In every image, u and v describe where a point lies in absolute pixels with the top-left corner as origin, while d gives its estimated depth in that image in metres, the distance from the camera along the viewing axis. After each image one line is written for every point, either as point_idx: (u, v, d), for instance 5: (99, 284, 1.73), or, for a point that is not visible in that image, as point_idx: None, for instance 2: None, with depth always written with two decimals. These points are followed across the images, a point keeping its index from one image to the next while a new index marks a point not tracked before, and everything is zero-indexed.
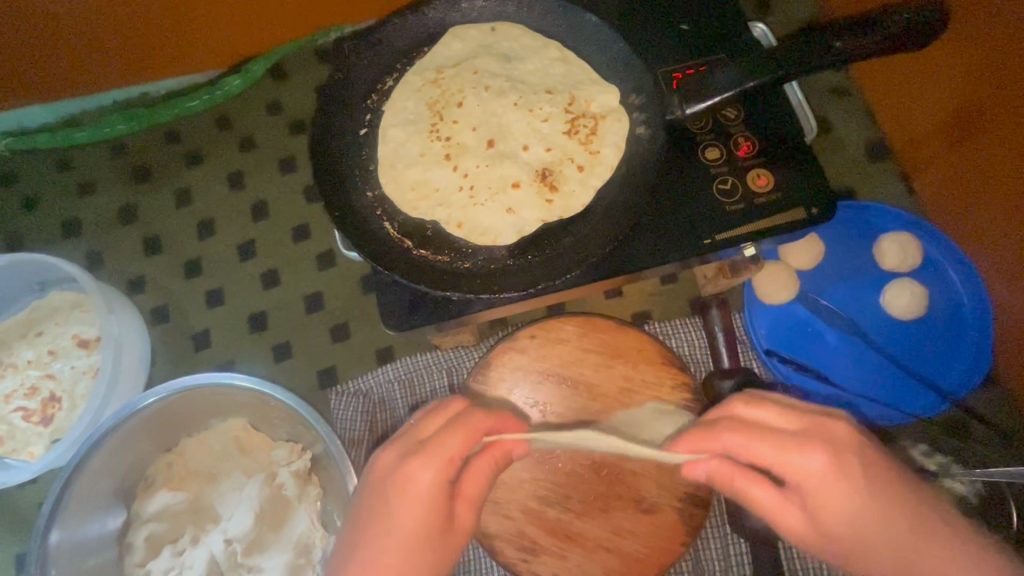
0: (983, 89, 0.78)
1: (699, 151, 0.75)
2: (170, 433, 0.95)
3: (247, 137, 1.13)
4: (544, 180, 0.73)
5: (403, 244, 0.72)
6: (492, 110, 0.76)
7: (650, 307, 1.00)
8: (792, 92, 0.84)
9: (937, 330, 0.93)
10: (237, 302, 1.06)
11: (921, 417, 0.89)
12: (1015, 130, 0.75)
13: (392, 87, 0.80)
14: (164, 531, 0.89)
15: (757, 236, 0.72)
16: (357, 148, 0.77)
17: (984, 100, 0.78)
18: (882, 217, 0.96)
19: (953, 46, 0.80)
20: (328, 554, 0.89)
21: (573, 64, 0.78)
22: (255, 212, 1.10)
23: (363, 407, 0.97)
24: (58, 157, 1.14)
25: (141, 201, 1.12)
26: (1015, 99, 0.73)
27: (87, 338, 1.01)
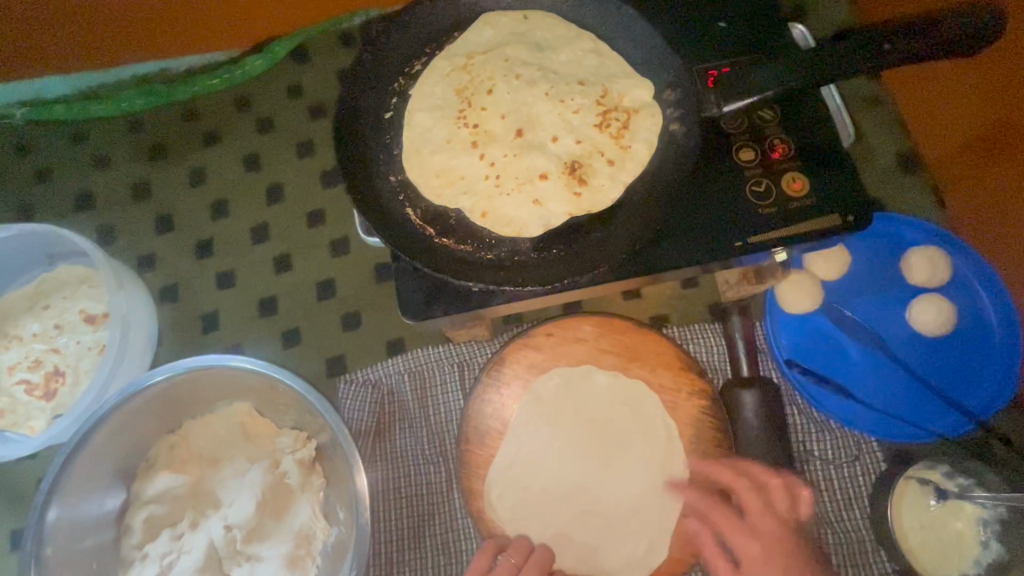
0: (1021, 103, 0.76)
1: (733, 152, 0.73)
2: (174, 413, 0.93)
3: (266, 118, 1.12)
4: (573, 173, 0.71)
5: (425, 232, 0.70)
6: (523, 99, 0.74)
7: (668, 310, 0.98)
8: (828, 97, 0.82)
9: (964, 348, 0.90)
10: (248, 285, 1.04)
11: (945, 437, 0.86)
12: None
13: (420, 71, 0.78)
14: (164, 513, 0.87)
15: (790, 241, 0.70)
16: (381, 132, 0.75)
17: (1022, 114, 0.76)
18: (911, 230, 0.94)
19: (999, 60, 0.77)
20: (329, 547, 0.89)
21: (607, 57, 0.76)
22: (270, 195, 1.08)
23: (371, 398, 0.95)
24: (74, 130, 1.12)
25: (155, 178, 1.10)
26: None
27: (95, 314, 1.00)
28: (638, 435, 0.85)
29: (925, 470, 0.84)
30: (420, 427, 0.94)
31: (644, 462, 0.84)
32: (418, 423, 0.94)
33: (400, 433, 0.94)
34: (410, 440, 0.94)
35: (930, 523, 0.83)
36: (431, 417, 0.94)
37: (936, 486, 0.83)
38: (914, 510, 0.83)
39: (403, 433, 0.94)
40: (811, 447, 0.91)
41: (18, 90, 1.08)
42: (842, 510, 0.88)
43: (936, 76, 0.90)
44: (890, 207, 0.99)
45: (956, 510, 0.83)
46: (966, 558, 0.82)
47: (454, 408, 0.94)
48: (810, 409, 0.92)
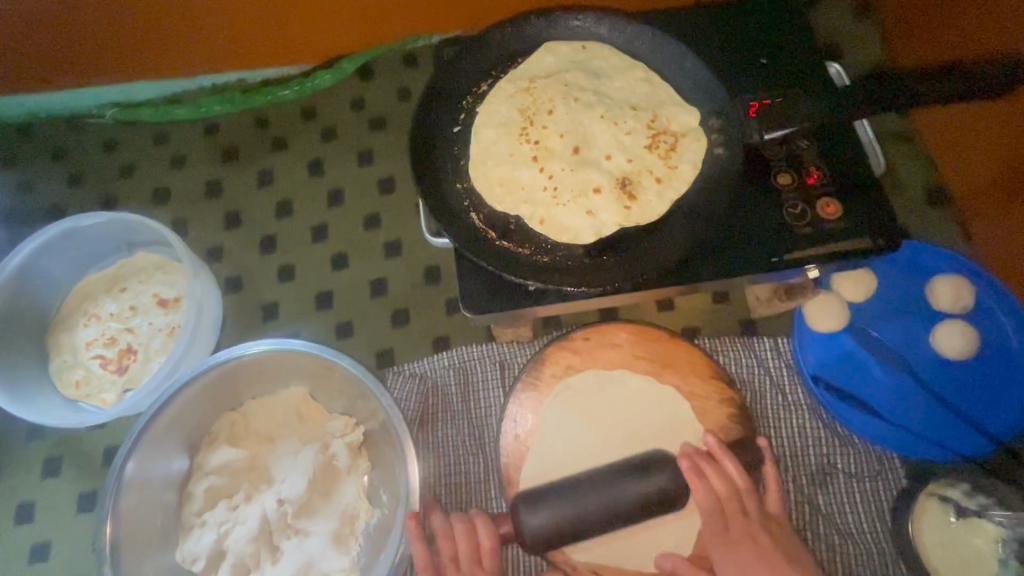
0: None
1: (772, 176, 0.79)
2: (235, 394, 1.00)
3: (331, 127, 1.21)
4: (624, 188, 0.78)
5: (487, 235, 0.78)
6: (580, 120, 0.82)
7: (700, 323, 1.04)
8: (861, 130, 0.89)
9: (986, 374, 0.94)
10: (307, 279, 1.12)
11: (966, 456, 0.90)
12: None
13: (486, 92, 0.86)
14: (222, 485, 0.93)
15: (823, 260, 0.76)
16: (450, 144, 0.83)
17: None
18: (936, 259, 0.99)
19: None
20: (371, 527, 0.94)
21: (657, 86, 0.84)
22: (331, 198, 1.17)
23: (417, 390, 1.01)
24: (156, 130, 1.23)
25: (227, 177, 1.20)
26: None
27: (167, 298, 1.08)
28: (669, 438, 0.90)
29: (946, 487, 0.87)
30: (462, 420, 1.00)
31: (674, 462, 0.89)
32: (460, 415, 1.00)
33: (443, 425, 1.00)
34: (451, 432, 1.00)
35: (947, 539, 0.86)
36: (472, 411, 1.00)
37: (956, 504, 0.86)
38: (933, 525, 0.86)
39: (445, 425, 1.00)
40: (835, 460, 0.95)
41: (111, 93, 1.20)
42: (864, 522, 0.92)
43: (965, 115, 0.97)
44: (917, 236, 1.04)
45: (975, 528, 0.86)
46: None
47: (494, 404, 1.00)
48: (835, 424, 0.96)
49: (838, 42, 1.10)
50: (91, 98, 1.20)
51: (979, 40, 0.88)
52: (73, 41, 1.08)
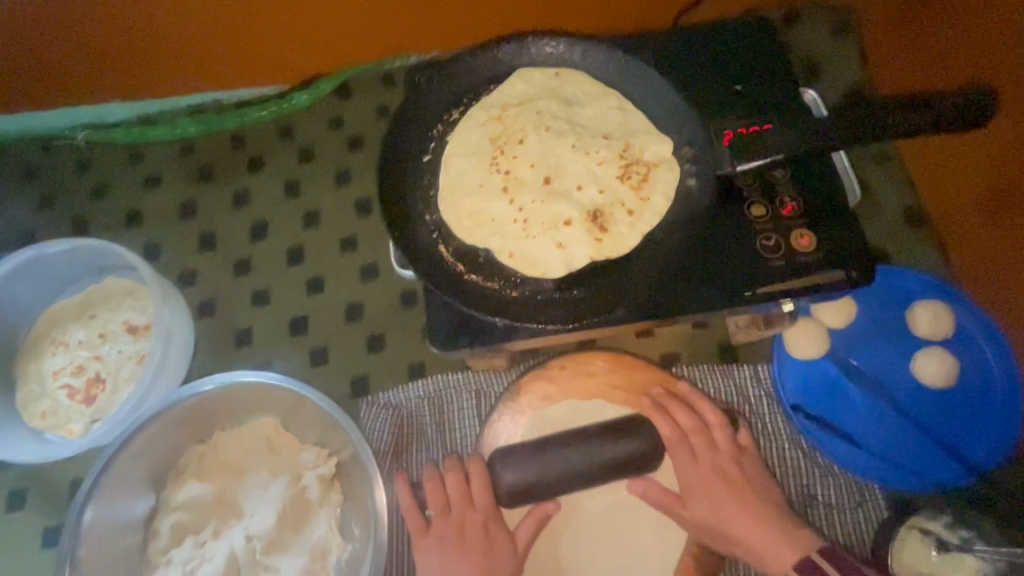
0: None
1: (746, 207, 0.78)
2: (204, 425, 0.98)
3: (307, 148, 1.20)
4: (594, 220, 0.77)
5: (455, 268, 0.76)
6: (552, 150, 0.81)
7: (679, 349, 1.02)
8: (837, 158, 0.88)
9: (966, 402, 0.93)
10: (281, 304, 1.10)
11: (946, 488, 0.89)
12: None
13: (457, 119, 0.85)
14: (189, 520, 0.91)
15: (796, 294, 0.75)
16: (420, 174, 0.82)
17: None
18: (917, 285, 0.97)
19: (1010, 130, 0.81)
20: (343, 563, 0.91)
21: (630, 114, 0.82)
22: (306, 221, 1.15)
23: (391, 420, 0.99)
24: (129, 151, 1.21)
25: (201, 199, 1.18)
26: None
27: (137, 325, 1.06)
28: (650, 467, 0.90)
29: (925, 520, 0.86)
30: (437, 450, 0.98)
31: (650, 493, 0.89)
32: (434, 446, 0.98)
33: (417, 456, 0.98)
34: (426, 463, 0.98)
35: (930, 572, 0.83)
36: (447, 442, 0.98)
37: (937, 538, 0.84)
38: (914, 559, 0.84)
39: (420, 456, 0.98)
40: (814, 490, 0.93)
41: (82, 114, 1.18)
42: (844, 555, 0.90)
43: (944, 139, 0.96)
44: (897, 260, 1.03)
45: (956, 562, 0.83)
46: None
47: (470, 434, 0.98)
48: (815, 453, 0.95)
49: (818, 63, 1.09)
50: (62, 119, 1.18)
51: (958, 67, 0.87)
52: (41, 64, 1.06)
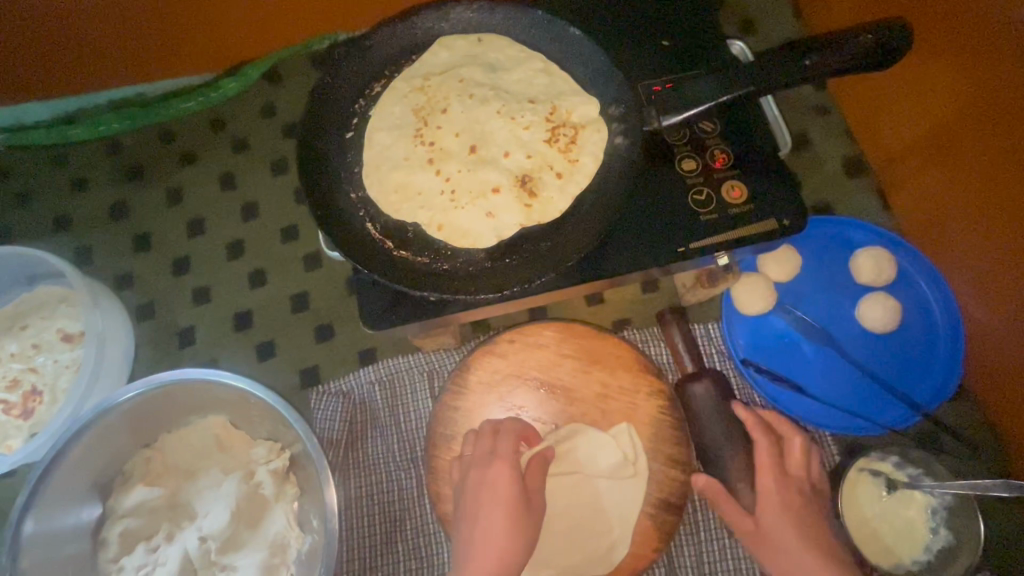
0: (959, 116, 0.81)
1: (676, 162, 0.77)
2: (150, 429, 0.95)
3: (241, 138, 1.15)
4: (524, 185, 0.75)
5: (384, 245, 0.74)
6: (476, 118, 0.79)
7: (630, 315, 1.02)
8: (767, 107, 0.87)
9: (911, 344, 0.94)
10: (224, 299, 1.07)
11: (893, 429, 0.90)
12: (992, 162, 0.77)
13: (379, 93, 0.82)
14: (140, 526, 0.89)
15: (731, 246, 0.74)
16: (342, 151, 0.79)
17: (959, 127, 0.81)
18: (857, 232, 0.99)
19: (945, 66, 0.80)
20: (303, 554, 0.90)
21: (556, 75, 0.81)
22: (245, 213, 1.11)
23: (342, 407, 0.97)
24: (52, 154, 1.15)
25: (133, 199, 1.13)
26: (987, 133, 0.77)
27: (72, 333, 1.01)
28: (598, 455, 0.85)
29: (875, 461, 0.88)
30: (392, 435, 0.97)
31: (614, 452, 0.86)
32: (389, 430, 0.97)
33: (373, 441, 0.97)
34: (382, 448, 0.96)
35: (881, 511, 0.86)
36: (402, 425, 0.97)
37: (887, 477, 0.87)
38: (867, 500, 0.87)
39: (375, 441, 0.97)
40: None
41: None
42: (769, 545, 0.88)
43: (875, 82, 0.96)
44: (839, 209, 1.04)
45: (907, 498, 0.86)
46: (916, 546, 0.85)
47: (424, 414, 0.97)
48: (767, 405, 0.95)
49: (752, 19, 1.08)
50: None
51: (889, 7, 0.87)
52: None
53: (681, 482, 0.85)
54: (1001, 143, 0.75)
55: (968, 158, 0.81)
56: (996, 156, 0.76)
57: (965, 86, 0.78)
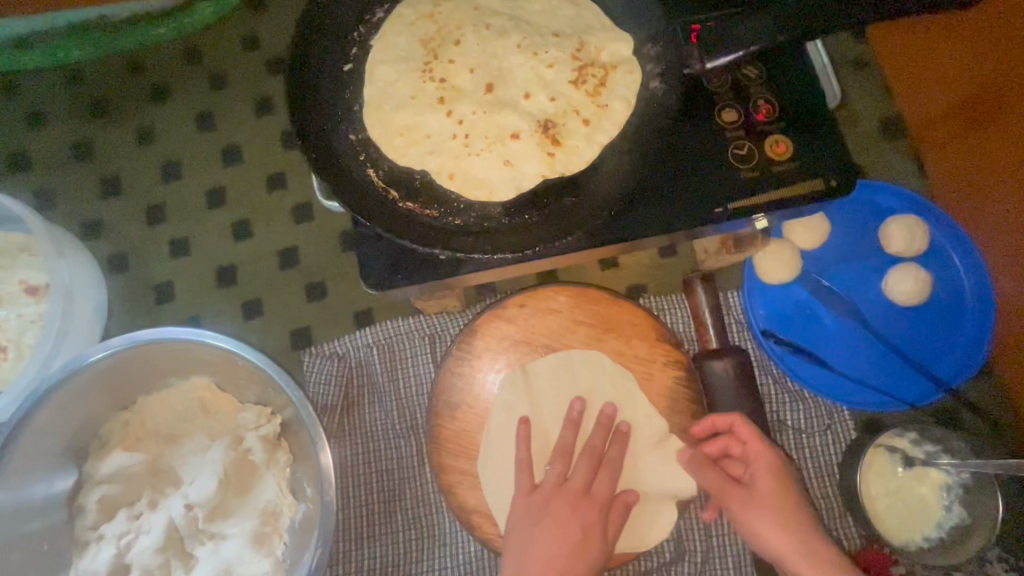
0: (988, 74, 0.76)
1: (715, 111, 0.69)
2: (126, 390, 0.88)
3: (220, 72, 1.04)
4: (546, 132, 0.67)
5: (387, 195, 0.65)
6: (493, 52, 0.69)
7: (646, 280, 0.96)
8: (817, 55, 0.83)
9: (938, 316, 0.90)
10: (205, 252, 0.98)
11: (915, 406, 0.87)
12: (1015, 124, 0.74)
13: (381, 19, 0.72)
14: (119, 493, 0.83)
15: (772, 207, 0.67)
16: (340, 86, 0.69)
17: (989, 87, 0.77)
18: (889, 197, 0.93)
19: (981, 23, 0.75)
20: (297, 523, 0.84)
21: (584, 8, 0.71)
22: (226, 156, 1.01)
23: (337, 370, 0.91)
24: (8, 84, 1.03)
25: (100, 137, 1.02)
26: (1010, 95, 0.74)
27: (36, 285, 0.92)
28: None
29: (894, 437, 0.85)
30: (390, 401, 0.91)
31: (633, 417, 0.82)
32: (388, 396, 0.91)
33: (369, 407, 0.91)
34: (379, 415, 0.91)
35: (896, 489, 0.84)
36: (401, 391, 0.91)
37: (903, 454, 0.84)
38: (880, 475, 0.84)
39: (372, 407, 0.91)
40: (784, 416, 0.90)
41: None
42: (838, 521, 0.87)
43: (920, 30, 0.87)
44: (872, 173, 0.98)
45: (922, 475, 0.84)
46: (929, 523, 0.83)
47: (426, 381, 0.91)
48: (784, 377, 0.92)
49: None
50: None
51: None
52: None
53: None
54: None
55: (990, 141, 0.80)
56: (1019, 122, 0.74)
57: (996, 44, 0.74)
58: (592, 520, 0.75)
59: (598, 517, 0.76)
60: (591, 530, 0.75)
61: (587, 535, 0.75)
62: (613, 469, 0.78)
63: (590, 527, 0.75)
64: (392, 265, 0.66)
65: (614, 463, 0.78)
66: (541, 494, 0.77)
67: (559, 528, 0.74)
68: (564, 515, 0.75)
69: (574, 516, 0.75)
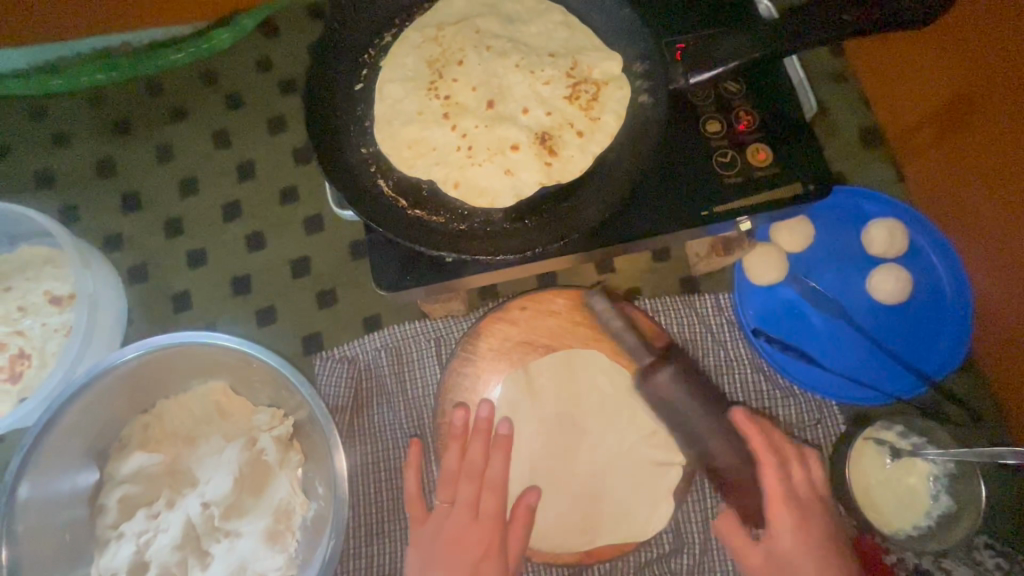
0: (962, 83, 0.82)
1: (700, 123, 0.75)
2: (146, 394, 0.92)
3: (234, 93, 1.10)
4: (543, 143, 0.72)
5: (397, 203, 0.71)
6: (494, 71, 0.75)
7: (641, 284, 1.01)
8: (793, 69, 0.86)
9: (921, 314, 0.94)
10: (221, 263, 1.03)
11: (901, 399, 0.91)
12: (992, 127, 0.79)
13: (390, 43, 0.78)
14: (139, 492, 0.86)
15: (755, 211, 0.72)
16: (352, 104, 0.75)
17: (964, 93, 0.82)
18: (871, 202, 0.98)
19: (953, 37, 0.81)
20: (309, 521, 0.88)
21: (576, 29, 0.77)
22: (240, 172, 1.06)
23: (347, 374, 0.95)
24: (34, 106, 1.09)
25: (121, 155, 1.07)
26: (987, 100, 0.79)
27: (60, 295, 0.96)
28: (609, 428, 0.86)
29: (880, 431, 0.89)
30: (398, 402, 0.95)
31: (631, 413, 0.86)
32: (396, 398, 0.95)
33: (378, 408, 0.95)
34: (387, 415, 0.95)
35: (885, 480, 0.87)
36: (408, 393, 0.95)
37: (891, 446, 0.88)
38: (869, 467, 0.88)
39: (381, 408, 0.95)
40: (777, 412, 0.94)
41: None
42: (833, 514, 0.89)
43: (894, 46, 0.93)
44: (855, 179, 1.03)
45: (909, 467, 0.87)
46: (918, 513, 0.86)
47: (432, 382, 0.95)
48: (775, 375, 0.96)
49: None
50: None
51: None
52: None
53: (692, 450, 0.85)
54: (1004, 118, 0.77)
55: (966, 145, 0.84)
56: (997, 125, 0.78)
57: (969, 53, 0.79)
58: (487, 540, 0.79)
59: (495, 536, 0.80)
60: (488, 549, 0.79)
61: (486, 553, 0.79)
62: (495, 491, 0.82)
63: (487, 545, 0.79)
64: (402, 268, 0.71)
65: (494, 483, 0.82)
66: (432, 524, 0.82)
67: (456, 551, 0.78)
68: (457, 536, 0.80)
69: (469, 537, 0.79)
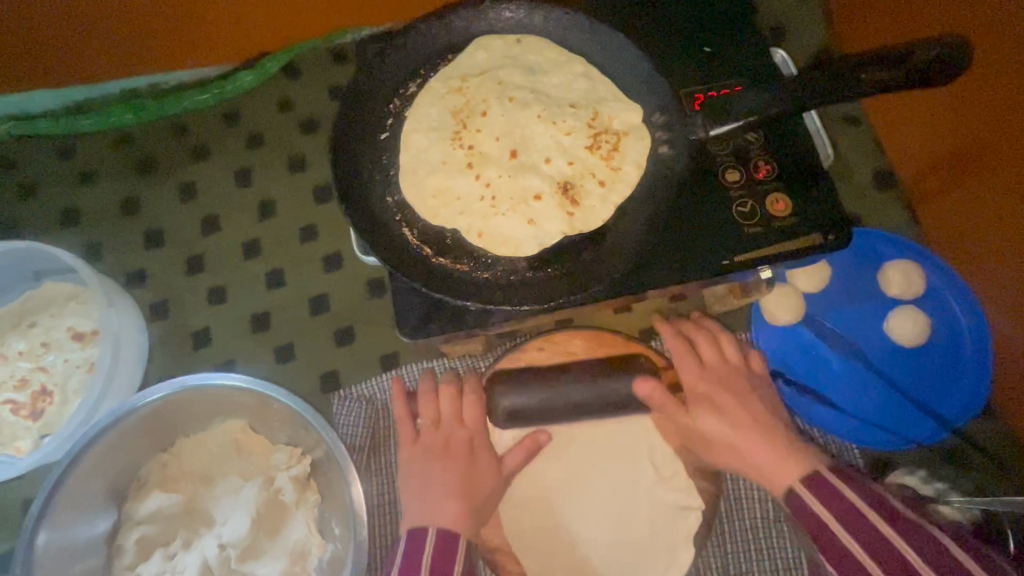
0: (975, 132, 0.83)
1: (719, 172, 0.76)
2: (166, 432, 0.93)
3: (256, 133, 1.12)
4: (565, 193, 0.74)
5: (421, 251, 0.72)
6: (516, 122, 0.77)
7: (657, 324, 1.01)
8: (810, 119, 0.88)
9: (939, 357, 0.94)
10: (241, 300, 1.04)
11: (921, 444, 0.90)
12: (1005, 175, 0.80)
13: (414, 93, 0.80)
14: (157, 533, 0.86)
15: (774, 260, 0.73)
16: (377, 153, 0.77)
17: (977, 142, 0.84)
18: (888, 244, 0.97)
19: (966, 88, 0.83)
20: (325, 563, 0.87)
21: (596, 80, 0.79)
22: (262, 210, 1.08)
23: (365, 413, 0.96)
24: (62, 144, 1.11)
25: (146, 193, 1.10)
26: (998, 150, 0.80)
27: (83, 332, 0.97)
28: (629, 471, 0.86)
29: (903, 476, 0.90)
30: None
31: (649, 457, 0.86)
32: None
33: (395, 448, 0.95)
34: None
35: None
36: None
37: (914, 492, 0.87)
38: None
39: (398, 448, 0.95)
40: None
41: (0, 104, 1.07)
42: None
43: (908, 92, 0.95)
44: (869, 220, 1.04)
45: (932, 514, 0.86)
46: None
47: None
48: (793, 417, 0.95)
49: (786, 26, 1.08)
50: None
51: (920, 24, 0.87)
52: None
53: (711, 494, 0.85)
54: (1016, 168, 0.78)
55: (979, 192, 0.86)
56: (1008, 175, 0.80)
57: (983, 105, 0.81)
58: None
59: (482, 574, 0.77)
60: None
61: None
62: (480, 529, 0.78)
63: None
64: (426, 315, 0.72)
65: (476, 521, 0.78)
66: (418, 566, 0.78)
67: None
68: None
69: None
